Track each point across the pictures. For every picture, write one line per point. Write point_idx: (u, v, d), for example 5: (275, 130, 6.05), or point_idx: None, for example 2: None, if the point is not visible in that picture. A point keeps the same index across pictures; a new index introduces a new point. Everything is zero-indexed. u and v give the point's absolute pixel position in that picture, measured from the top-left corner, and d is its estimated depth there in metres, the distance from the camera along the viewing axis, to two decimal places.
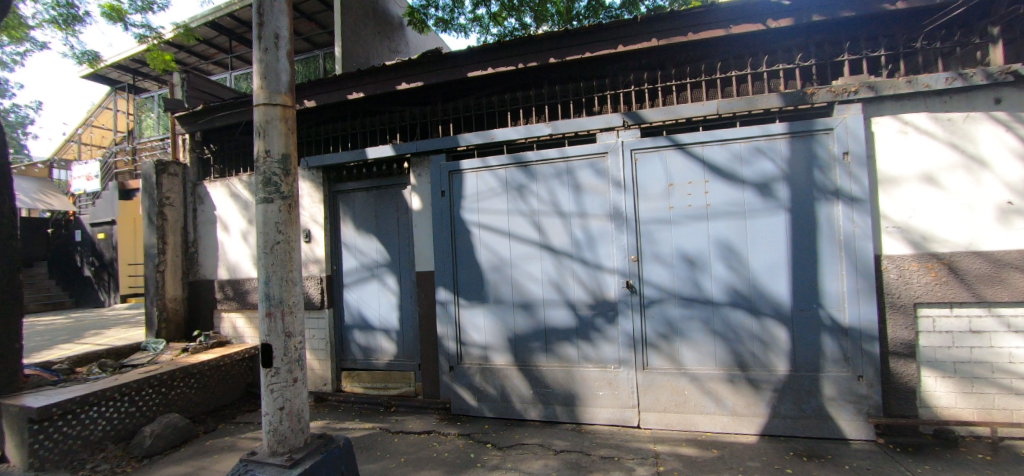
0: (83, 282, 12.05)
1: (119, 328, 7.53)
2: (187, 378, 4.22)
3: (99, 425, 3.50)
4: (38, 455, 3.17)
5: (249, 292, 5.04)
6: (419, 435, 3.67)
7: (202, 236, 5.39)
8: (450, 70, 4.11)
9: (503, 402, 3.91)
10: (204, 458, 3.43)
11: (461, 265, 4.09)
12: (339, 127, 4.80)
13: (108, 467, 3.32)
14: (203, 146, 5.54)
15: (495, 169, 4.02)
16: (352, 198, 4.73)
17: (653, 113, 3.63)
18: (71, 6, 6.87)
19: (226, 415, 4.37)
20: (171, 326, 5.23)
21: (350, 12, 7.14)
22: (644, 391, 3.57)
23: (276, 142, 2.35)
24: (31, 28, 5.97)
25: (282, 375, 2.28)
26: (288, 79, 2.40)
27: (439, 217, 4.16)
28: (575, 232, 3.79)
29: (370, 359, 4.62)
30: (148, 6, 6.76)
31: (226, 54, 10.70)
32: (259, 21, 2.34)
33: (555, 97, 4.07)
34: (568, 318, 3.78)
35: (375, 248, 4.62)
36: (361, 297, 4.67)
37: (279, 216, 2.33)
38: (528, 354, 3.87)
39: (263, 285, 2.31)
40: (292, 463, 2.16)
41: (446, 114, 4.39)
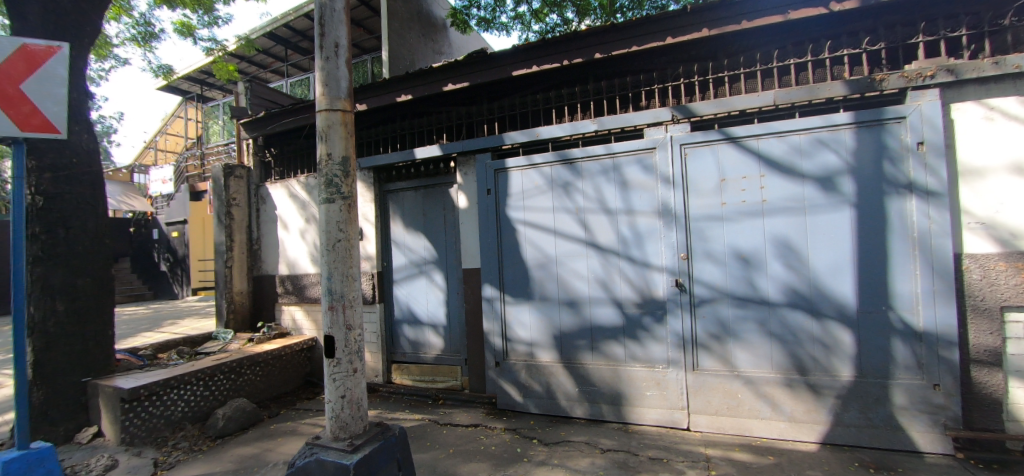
0: (160, 276, 13.12)
1: (191, 319, 8.17)
2: (254, 366, 4.53)
3: (178, 407, 3.82)
4: (129, 431, 3.51)
5: (307, 287, 5.33)
6: (467, 428, 3.75)
7: (265, 234, 5.75)
8: (496, 69, 4.16)
9: (549, 399, 3.92)
10: (270, 441, 3.67)
11: (507, 262, 4.14)
12: (389, 129, 4.98)
13: (187, 445, 3.63)
14: (265, 150, 5.91)
15: (541, 167, 4.03)
16: (401, 196, 4.89)
17: (705, 106, 3.52)
18: (148, 24, 7.51)
19: (288, 401, 4.66)
20: (238, 318, 5.62)
21: (397, 16, 7.36)
22: (695, 392, 3.48)
23: (337, 145, 2.47)
24: (115, 46, 6.59)
25: (343, 365, 2.41)
26: (347, 85, 2.51)
27: (486, 215, 4.22)
28: (622, 230, 3.74)
29: (419, 353, 4.77)
30: (214, 20, 7.28)
31: (283, 62, 11.32)
32: (321, 31, 2.48)
33: (600, 92, 4.03)
34: (615, 316, 3.73)
35: (423, 245, 4.76)
36: (410, 293, 4.82)
37: (340, 215, 2.45)
38: (574, 352, 3.86)
39: (326, 280, 2.45)
40: (352, 449, 2.27)
41: (491, 113, 4.45)
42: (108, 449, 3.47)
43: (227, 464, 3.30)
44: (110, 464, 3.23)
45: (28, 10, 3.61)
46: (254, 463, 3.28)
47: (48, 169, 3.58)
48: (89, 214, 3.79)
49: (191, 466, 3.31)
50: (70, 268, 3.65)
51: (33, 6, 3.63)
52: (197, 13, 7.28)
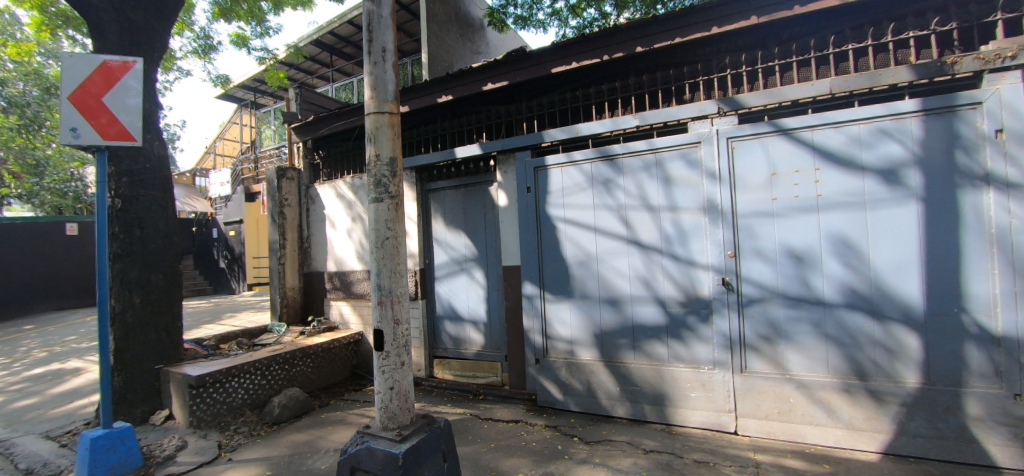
0: (219, 272, 14.00)
1: (247, 312, 8.68)
2: (306, 357, 4.76)
3: (239, 394, 4.08)
4: (196, 415, 3.78)
5: (354, 283, 5.53)
6: (508, 424, 3.78)
7: (314, 232, 6.01)
8: (535, 67, 4.17)
9: (590, 398, 3.89)
10: (321, 429, 3.85)
11: (547, 259, 4.14)
12: (430, 130, 5.09)
13: (247, 430, 3.87)
14: (313, 153, 6.18)
15: (581, 164, 4.00)
16: (442, 195, 4.99)
17: (754, 97, 3.39)
18: (207, 38, 8.02)
19: (337, 392, 4.86)
20: (290, 312, 5.91)
21: (436, 18, 7.49)
22: (743, 395, 3.35)
23: (385, 146, 2.55)
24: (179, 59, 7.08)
25: (392, 358, 2.49)
26: (394, 88, 2.59)
27: (525, 213, 4.24)
28: (666, 227, 3.65)
29: (460, 349, 4.85)
30: (266, 31, 7.68)
31: (328, 68, 11.79)
32: (369, 36, 2.56)
33: (642, 87, 3.95)
34: (658, 315, 3.66)
35: (464, 243, 4.83)
36: (451, 290, 4.91)
37: (388, 214, 2.53)
38: (616, 351, 3.81)
39: (375, 276, 2.54)
40: (401, 438, 2.35)
41: (530, 111, 4.45)
42: (178, 431, 3.75)
43: (283, 449, 3.49)
44: (181, 445, 3.49)
45: (107, 28, 3.95)
46: (307, 449, 3.45)
47: (125, 174, 3.90)
48: (160, 214, 4.09)
49: (251, 449, 3.52)
50: (145, 264, 3.97)
51: (111, 23, 3.96)
52: (250, 24, 7.70)
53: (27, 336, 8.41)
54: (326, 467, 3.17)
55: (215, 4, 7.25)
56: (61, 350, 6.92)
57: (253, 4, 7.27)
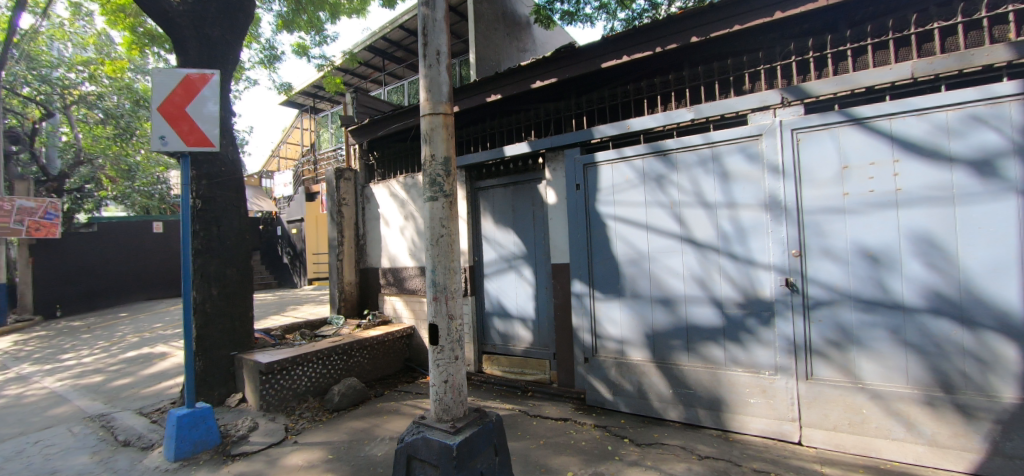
0: (283, 267, 14.91)
1: (309, 305, 9.20)
2: (362, 349, 4.97)
3: (303, 381, 4.33)
4: (265, 399, 4.06)
5: (407, 279, 5.71)
6: (557, 422, 3.77)
7: (370, 230, 6.26)
8: (584, 63, 4.12)
9: (641, 399, 3.81)
10: (377, 418, 4.01)
11: (597, 257, 4.08)
12: (479, 129, 5.15)
13: (310, 415, 4.10)
14: (368, 154, 6.42)
15: (632, 160, 3.92)
16: (491, 193, 5.04)
17: (822, 85, 3.18)
18: (272, 48, 8.56)
19: (391, 383, 5.05)
20: (348, 305, 6.19)
21: (483, 17, 7.56)
22: (808, 404, 3.16)
23: (440, 146, 2.62)
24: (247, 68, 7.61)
25: (446, 352, 2.56)
26: (448, 89, 2.64)
27: (575, 211, 4.21)
28: (723, 225, 3.50)
29: (509, 345, 4.90)
30: (324, 39, 8.08)
31: (380, 72, 12.22)
32: (424, 40, 2.63)
33: (697, 79, 3.80)
34: (714, 316, 3.52)
35: (512, 241, 4.86)
36: (500, 287, 4.96)
37: (443, 212, 2.60)
38: (668, 352, 3.70)
39: (431, 272, 2.61)
40: (455, 430, 2.41)
41: (580, 108, 4.40)
42: (250, 414, 4.04)
43: (342, 435, 3.67)
44: (252, 426, 3.74)
45: (189, 44, 4.31)
46: (365, 436, 3.61)
47: (204, 177, 4.25)
48: (234, 214, 4.42)
49: (314, 433, 3.73)
50: (221, 259, 4.30)
51: (191, 39, 4.32)
52: (310, 34, 8.13)
53: (121, 322, 9.37)
54: (382, 454, 3.30)
55: (279, 16, 7.72)
56: (149, 336, 7.64)
57: (313, 14, 7.67)
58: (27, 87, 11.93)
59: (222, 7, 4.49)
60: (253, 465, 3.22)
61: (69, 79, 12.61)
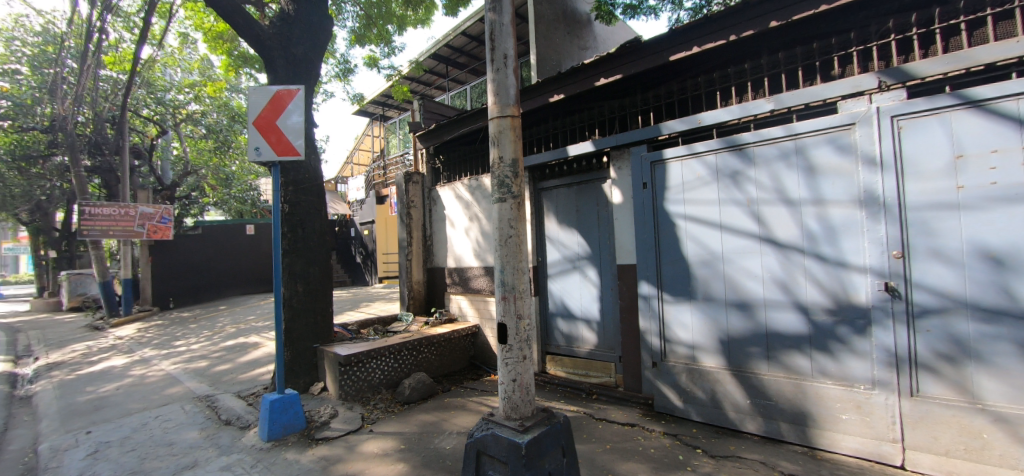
0: (357, 266, 15.87)
1: (380, 302, 9.67)
2: (430, 345, 5.14)
3: (376, 374, 4.57)
4: (344, 388, 4.33)
5: (472, 279, 5.83)
6: (624, 427, 3.68)
7: (436, 231, 6.46)
8: (651, 57, 3.98)
9: (714, 408, 3.61)
10: (445, 413, 4.13)
11: (666, 258, 3.93)
12: (542, 129, 5.14)
13: (383, 406, 4.32)
14: (434, 158, 6.61)
15: (703, 156, 3.73)
16: (555, 193, 5.01)
17: (928, 65, 2.84)
18: (347, 62, 9.14)
19: (457, 379, 5.18)
20: (416, 303, 6.44)
21: (544, 18, 7.54)
22: (912, 423, 2.84)
23: (508, 148, 2.64)
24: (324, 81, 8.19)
25: (514, 351, 2.58)
26: (515, 92, 2.67)
27: (642, 210, 4.08)
28: (809, 223, 3.23)
29: (573, 346, 4.84)
30: (392, 50, 8.51)
31: (444, 78, 12.61)
32: (492, 45, 2.68)
33: (777, 66, 3.56)
34: (798, 323, 3.26)
35: (577, 241, 4.80)
36: (564, 288, 4.92)
37: (511, 213, 2.62)
38: (746, 360, 3.47)
39: (499, 272, 2.64)
40: (523, 429, 2.42)
41: (646, 103, 4.27)
42: (331, 402, 4.32)
43: (413, 427, 3.82)
44: (333, 413, 3.99)
45: (277, 62, 4.70)
46: (434, 430, 3.73)
47: (291, 183, 4.62)
48: (317, 217, 4.74)
49: (388, 423, 3.91)
50: (305, 259, 4.63)
51: (279, 57, 4.70)
52: (380, 46, 8.59)
53: (221, 314, 10.45)
54: (451, 448, 3.39)
55: (353, 32, 8.30)
56: (244, 327, 8.43)
57: (382, 27, 8.08)
58: (146, 109, 13.72)
59: (306, 27, 4.87)
60: (334, 449, 3.43)
61: (178, 100, 14.29)
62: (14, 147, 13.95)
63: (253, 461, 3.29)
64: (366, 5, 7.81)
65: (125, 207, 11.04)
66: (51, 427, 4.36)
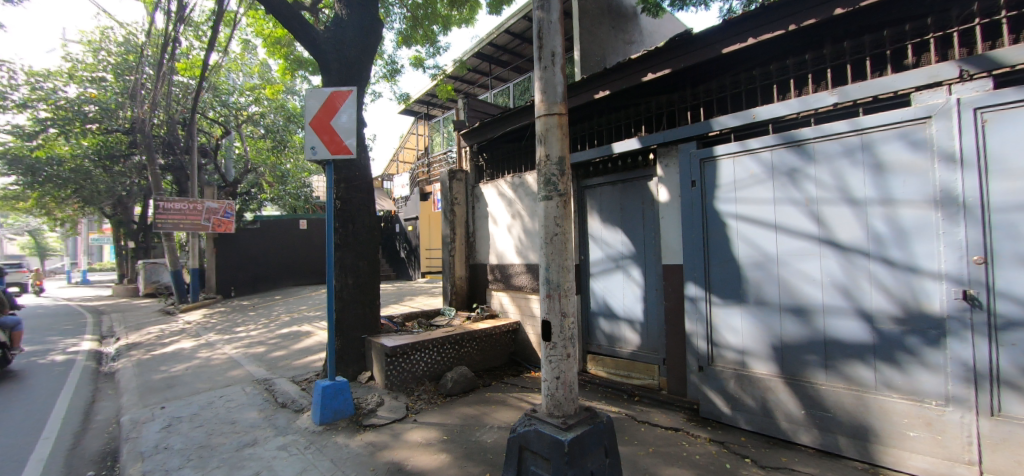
0: (401, 261, 16.35)
1: (423, 297, 9.91)
2: (472, 340, 5.22)
3: (420, 366, 4.70)
4: (390, 378, 4.48)
5: (513, 276, 5.86)
6: (667, 431, 3.59)
7: (479, 228, 6.54)
8: (702, 50, 3.84)
9: (765, 417, 3.45)
10: (486, 407, 4.18)
11: (715, 259, 3.80)
12: (587, 126, 5.08)
13: (427, 397, 4.43)
14: (478, 156, 6.67)
15: (758, 153, 3.56)
16: (599, 191, 4.94)
17: (1020, 52, 2.58)
18: (394, 63, 9.40)
19: (498, 375, 5.23)
20: (458, 298, 6.55)
21: (589, 13, 7.42)
22: (992, 446, 2.60)
23: (555, 146, 2.63)
24: None
25: (558, 348, 2.58)
26: (562, 89, 2.66)
27: (690, 209, 3.96)
28: (877, 225, 3.01)
29: (615, 346, 4.77)
30: (438, 50, 8.66)
31: (487, 76, 12.71)
32: (540, 43, 2.67)
33: (841, 56, 3.34)
34: (860, 331, 3.06)
35: (621, 240, 4.71)
36: (607, 287, 4.85)
37: (557, 211, 2.61)
38: (801, 368, 3.30)
39: (544, 270, 2.65)
40: (566, 427, 2.41)
41: (696, 99, 4.13)
42: (377, 390, 4.49)
43: (455, 419, 3.89)
44: (380, 401, 4.13)
45: (330, 65, 4.89)
46: (475, 423, 3.79)
47: (343, 181, 4.81)
48: (366, 213, 4.92)
49: (431, 414, 4.01)
50: (354, 253, 4.81)
51: (333, 60, 4.90)
52: (426, 47, 8.77)
53: (277, 304, 11.08)
54: (492, 441, 3.43)
55: (400, 34, 8.52)
56: (297, 316, 8.89)
57: (428, 28, 8.23)
58: (212, 111, 14.70)
59: (358, 30, 5.05)
60: (380, 436, 3.56)
61: (240, 103, 15.22)
62: (100, 147, 15.34)
63: (306, 442, 3.47)
64: (413, 7, 7.99)
65: (192, 202, 11.89)
66: (131, 401, 4.79)
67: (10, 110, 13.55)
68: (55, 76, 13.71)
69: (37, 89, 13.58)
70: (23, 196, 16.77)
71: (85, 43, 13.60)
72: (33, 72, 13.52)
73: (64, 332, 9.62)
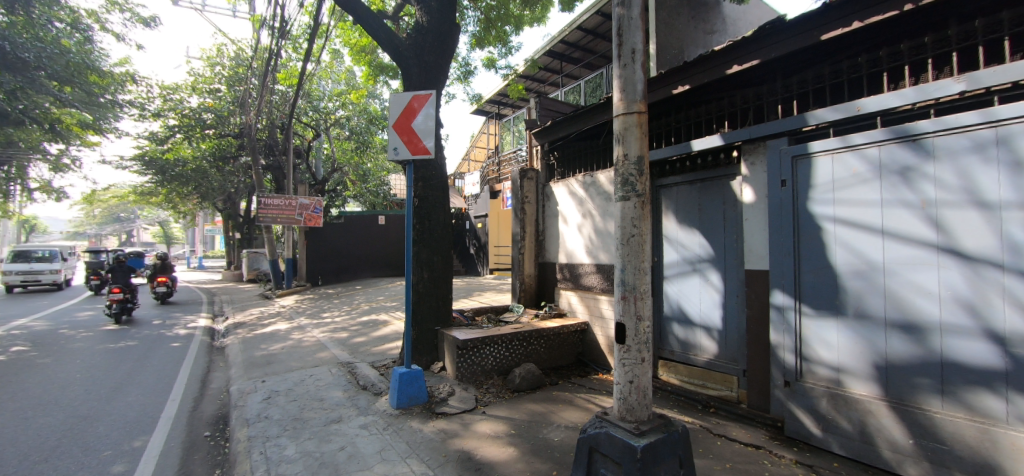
0: (471, 257, 16.82)
1: (491, 293, 10.10)
2: (540, 338, 5.24)
3: (489, 359, 4.80)
4: (461, 369, 4.63)
5: (583, 275, 5.78)
6: (747, 447, 3.36)
7: (549, 226, 6.53)
8: (797, 38, 3.54)
9: (863, 443, 3.12)
10: (554, 405, 4.17)
11: (807, 266, 3.49)
12: (664, 123, 4.88)
13: (495, 391, 4.52)
14: (549, 154, 6.65)
15: (862, 150, 3.22)
16: (675, 191, 4.73)
17: None
18: (467, 64, 9.66)
19: (565, 374, 5.20)
20: (527, 295, 6.59)
21: (666, 4, 7.08)
22: None
23: (633, 146, 2.56)
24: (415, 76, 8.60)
25: (632, 352, 2.52)
26: (643, 87, 2.58)
27: (779, 210, 3.67)
28: (1015, 232, 2.60)
29: (689, 354, 4.55)
30: (510, 50, 8.75)
31: (558, 74, 12.64)
32: (619, 40, 2.61)
33: (970, 38, 2.92)
34: (988, 354, 2.66)
35: (698, 242, 4.48)
36: (682, 291, 4.64)
37: (634, 212, 2.55)
38: (912, 392, 2.93)
39: (620, 271, 2.59)
40: (639, 432, 2.35)
41: (788, 91, 3.82)
42: (448, 381, 4.66)
43: (523, 414, 3.93)
44: (451, 391, 4.28)
45: (411, 70, 5.14)
46: (543, 420, 3.80)
47: (421, 180, 5.03)
48: (441, 211, 5.10)
49: (499, 408, 4.08)
50: (429, 249, 5.01)
51: (414, 65, 5.14)
52: (498, 47, 8.91)
53: (357, 294, 11.86)
54: (559, 439, 3.42)
55: (474, 36, 8.73)
56: (375, 306, 9.46)
57: (501, 29, 8.36)
58: (305, 116, 16.05)
59: (437, 35, 5.23)
60: (451, 424, 3.69)
61: (329, 108, 16.49)
62: (216, 150, 17.31)
63: (385, 424, 3.68)
64: (486, 9, 8.15)
65: (288, 198, 13.04)
66: (238, 374, 5.38)
67: (147, 119, 15.71)
68: (182, 88, 15.68)
69: (168, 100, 15.60)
70: (155, 192, 19.39)
71: (205, 58, 15.41)
72: (165, 86, 15.55)
73: (186, 311, 11.02)
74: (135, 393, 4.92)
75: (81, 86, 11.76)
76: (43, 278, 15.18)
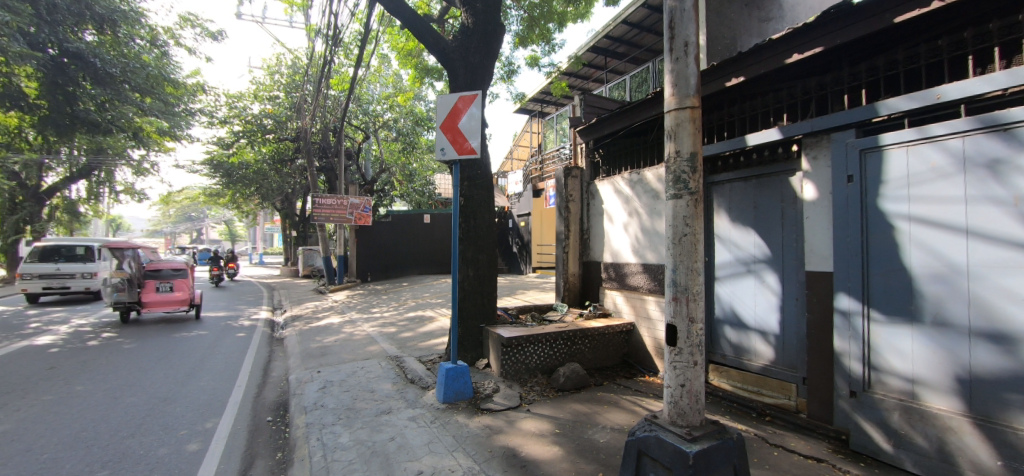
0: (514, 256, 16.90)
1: (535, 291, 10.10)
2: (585, 338, 5.18)
3: (533, 358, 4.80)
4: (505, 367, 4.66)
5: (630, 275, 5.66)
6: (807, 459, 3.17)
7: (594, 225, 6.44)
8: (866, 22, 3.29)
9: (941, 462, 2.86)
10: (600, 406, 4.11)
11: (877, 268, 3.24)
12: (716, 117, 4.71)
13: (539, 390, 4.51)
14: (594, 152, 6.56)
15: (942, 142, 2.95)
16: (728, 188, 4.54)
17: None
18: (511, 64, 9.69)
19: (610, 375, 5.11)
20: (571, 294, 6.52)
21: None
22: None
23: (686, 142, 2.48)
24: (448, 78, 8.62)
25: (684, 355, 2.43)
26: (696, 81, 2.49)
27: (845, 207, 3.43)
28: None
29: (743, 358, 4.36)
30: (553, 47, 8.70)
31: (603, 70, 12.46)
32: (671, 34, 2.53)
33: None
34: None
35: (753, 242, 4.28)
36: (735, 292, 4.45)
37: (686, 210, 2.46)
38: (1001, 409, 2.66)
39: (671, 271, 2.51)
40: (691, 438, 2.28)
41: (856, 79, 3.57)
42: (493, 378, 4.71)
43: (567, 414, 3.89)
44: (496, 388, 4.31)
45: (458, 72, 5.22)
46: (588, 421, 3.75)
47: (467, 179, 5.10)
48: (487, 210, 5.15)
49: (543, 406, 4.07)
50: (475, 248, 5.07)
51: (460, 66, 5.21)
52: (541, 45, 8.88)
53: (404, 290, 12.22)
54: (605, 441, 3.37)
55: (517, 35, 8.74)
56: (422, 303, 9.69)
57: (544, 27, 8.33)
58: (356, 119, 16.74)
59: (483, 35, 5.29)
60: (496, 420, 3.72)
61: (378, 111, 17.12)
62: (275, 153, 18.36)
63: (432, 417, 3.77)
64: (529, 7, 8.15)
65: (340, 198, 13.60)
66: (296, 363, 5.69)
67: (216, 126, 16.86)
68: (245, 96, 16.70)
69: (233, 108, 16.66)
70: (221, 193, 20.85)
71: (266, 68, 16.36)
72: (231, 95, 16.62)
73: (249, 304, 11.76)
74: (206, 378, 5.29)
75: (160, 97, 12.67)
76: (70, 286, 11.57)
